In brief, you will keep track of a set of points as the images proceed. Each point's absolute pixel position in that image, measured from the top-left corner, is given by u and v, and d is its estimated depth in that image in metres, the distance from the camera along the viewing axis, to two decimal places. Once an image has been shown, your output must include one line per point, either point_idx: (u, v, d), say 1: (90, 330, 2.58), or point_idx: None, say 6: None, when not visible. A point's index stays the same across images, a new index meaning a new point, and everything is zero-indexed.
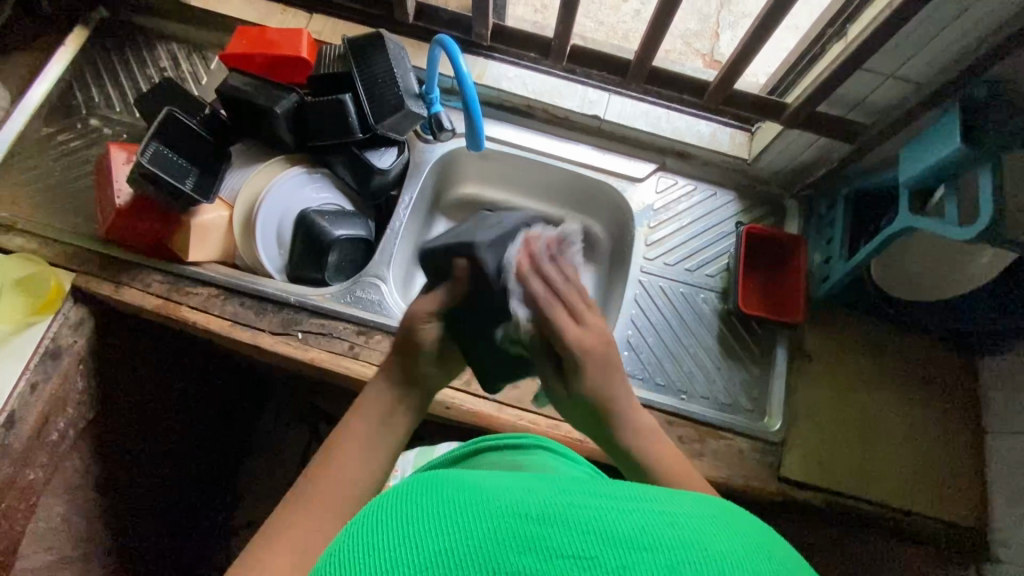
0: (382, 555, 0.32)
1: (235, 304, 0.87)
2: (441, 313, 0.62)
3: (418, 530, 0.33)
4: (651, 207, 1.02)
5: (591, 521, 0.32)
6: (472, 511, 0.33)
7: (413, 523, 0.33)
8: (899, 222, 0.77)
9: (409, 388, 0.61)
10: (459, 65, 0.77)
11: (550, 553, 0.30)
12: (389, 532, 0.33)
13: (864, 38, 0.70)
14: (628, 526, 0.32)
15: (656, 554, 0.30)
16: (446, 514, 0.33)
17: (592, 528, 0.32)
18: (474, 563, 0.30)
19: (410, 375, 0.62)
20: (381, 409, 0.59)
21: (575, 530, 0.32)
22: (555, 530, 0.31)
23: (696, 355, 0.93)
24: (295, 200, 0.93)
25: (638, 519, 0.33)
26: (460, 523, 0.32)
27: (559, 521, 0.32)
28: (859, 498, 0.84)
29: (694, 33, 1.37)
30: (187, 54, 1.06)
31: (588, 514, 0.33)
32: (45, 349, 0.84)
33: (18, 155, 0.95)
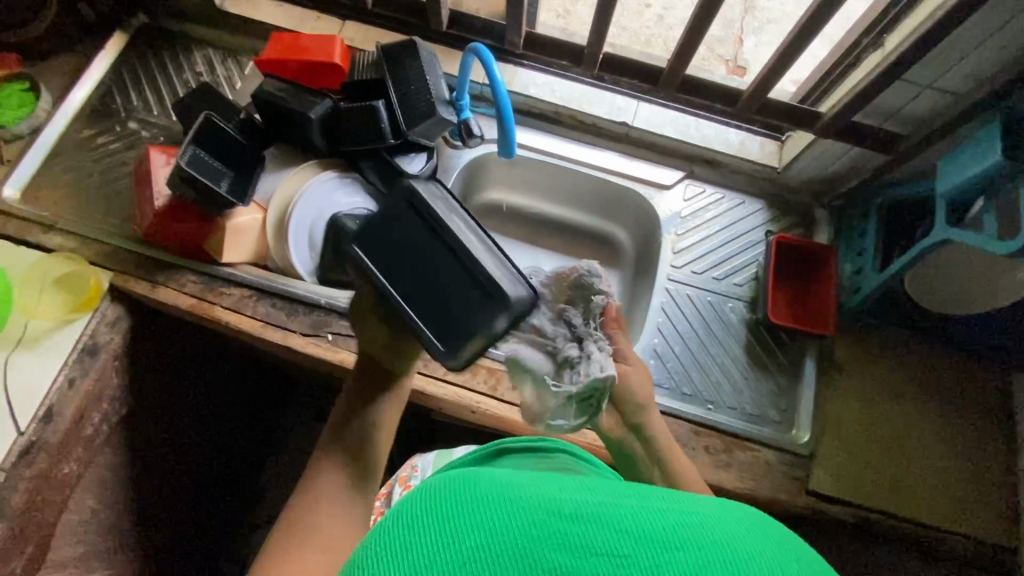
0: (420, 548, 0.32)
1: (267, 305, 0.89)
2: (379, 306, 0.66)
3: (455, 521, 0.33)
4: (678, 214, 1.02)
5: (623, 520, 0.33)
6: (508, 506, 0.34)
7: (445, 519, 0.34)
8: (934, 235, 0.75)
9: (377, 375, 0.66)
10: (493, 72, 0.77)
11: (585, 550, 0.31)
12: (427, 523, 0.34)
13: (904, 49, 0.69)
14: (659, 525, 0.33)
15: (689, 554, 0.31)
16: (483, 506, 0.34)
17: (624, 527, 0.33)
18: (511, 556, 0.31)
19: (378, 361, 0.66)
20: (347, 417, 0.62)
21: (609, 529, 0.33)
22: (588, 527, 0.33)
23: (723, 365, 0.92)
24: (326, 204, 0.93)
25: (667, 518, 0.34)
26: (493, 519, 0.33)
27: (592, 520, 0.33)
28: (890, 515, 0.83)
29: (718, 38, 1.36)
30: (222, 58, 1.08)
31: (619, 514, 0.34)
32: (83, 346, 0.85)
33: (59, 156, 0.98)
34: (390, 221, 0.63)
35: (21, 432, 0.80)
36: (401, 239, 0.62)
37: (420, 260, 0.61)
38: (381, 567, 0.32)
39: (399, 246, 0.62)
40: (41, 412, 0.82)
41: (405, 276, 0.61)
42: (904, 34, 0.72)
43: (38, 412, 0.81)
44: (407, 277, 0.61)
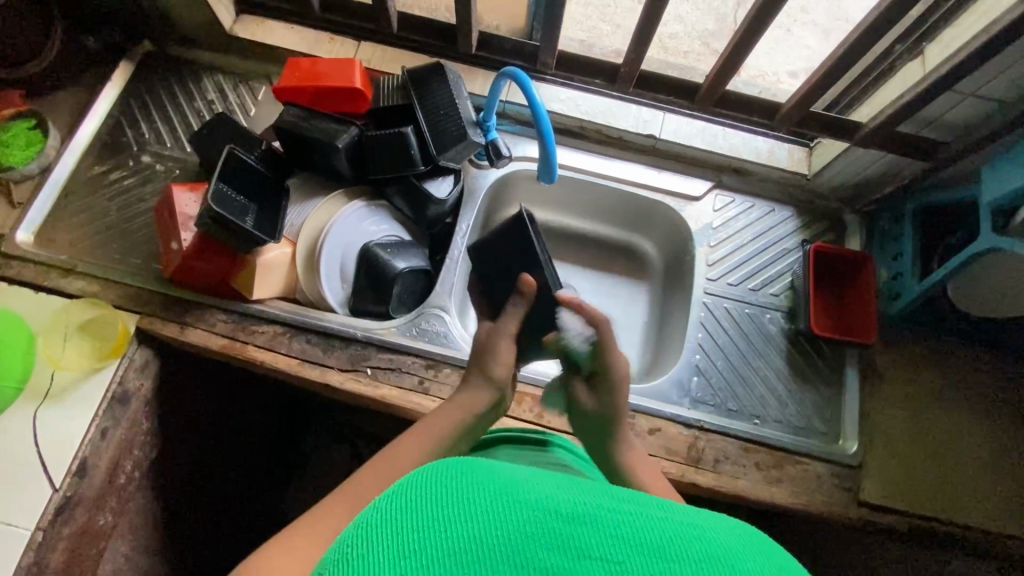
0: (410, 533, 0.31)
1: (301, 341, 0.86)
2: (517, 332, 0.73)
3: (448, 503, 0.32)
4: (710, 226, 1.00)
5: (619, 527, 0.31)
6: (502, 497, 0.32)
7: (443, 506, 0.32)
8: (979, 243, 0.75)
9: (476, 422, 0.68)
10: (533, 93, 0.75)
11: (578, 552, 0.30)
12: (419, 506, 0.32)
13: (954, 62, 0.68)
14: (656, 534, 0.31)
15: (681, 565, 0.30)
16: (475, 494, 0.33)
17: (620, 533, 0.31)
18: (501, 550, 0.30)
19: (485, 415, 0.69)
20: (448, 435, 0.65)
21: (604, 535, 0.31)
22: (583, 529, 0.31)
23: (766, 378, 0.92)
24: (355, 234, 0.92)
25: (666, 528, 0.32)
26: (490, 512, 0.31)
27: (588, 521, 0.31)
28: (941, 521, 0.82)
29: (712, 33, 1.35)
30: (234, 85, 1.05)
31: (617, 517, 0.32)
32: (114, 394, 0.82)
33: (72, 195, 0.95)
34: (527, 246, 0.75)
35: (56, 489, 0.77)
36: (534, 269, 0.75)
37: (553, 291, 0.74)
38: (367, 542, 0.31)
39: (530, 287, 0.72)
40: (75, 466, 0.79)
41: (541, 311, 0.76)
42: (951, 44, 0.70)
43: (72, 466, 0.78)
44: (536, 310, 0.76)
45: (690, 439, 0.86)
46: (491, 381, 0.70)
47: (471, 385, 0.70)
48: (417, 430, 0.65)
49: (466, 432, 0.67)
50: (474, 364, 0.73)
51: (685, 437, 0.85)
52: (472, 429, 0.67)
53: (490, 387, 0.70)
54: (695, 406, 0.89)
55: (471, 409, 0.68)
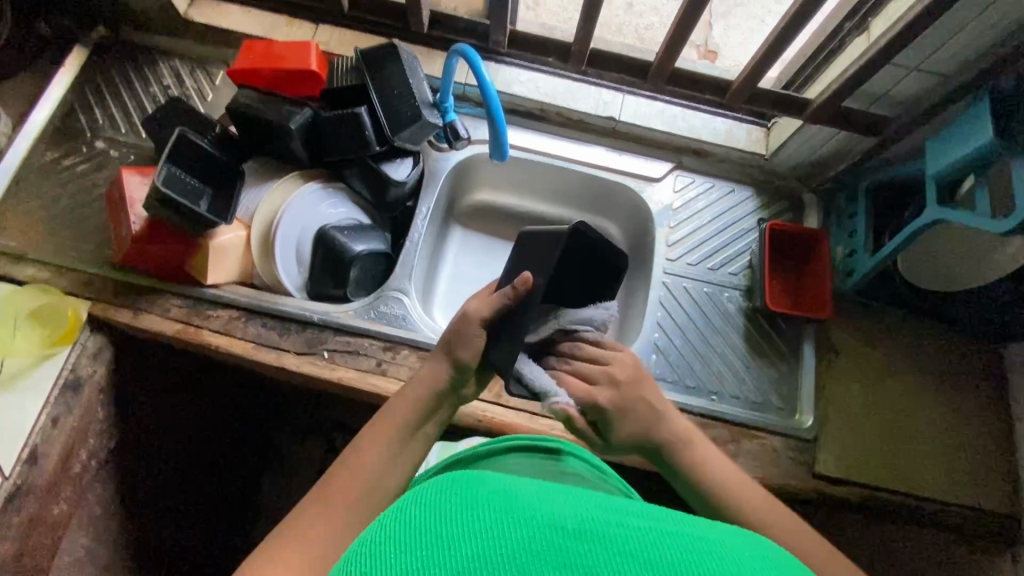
0: (415, 553, 0.30)
1: (257, 325, 0.86)
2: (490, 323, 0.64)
3: (452, 521, 0.32)
4: (670, 207, 1.01)
5: (630, 542, 0.31)
6: (508, 515, 0.32)
7: (447, 526, 0.32)
8: (925, 216, 0.76)
9: (438, 403, 0.64)
10: (481, 72, 0.76)
11: (584, 570, 0.29)
12: (426, 524, 0.32)
13: (894, 34, 0.69)
14: (667, 552, 0.31)
15: None
16: (481, 514, 0.32)
17: (628, 548, 0.31)
18: (509, 570, 0.29)
19: (449, 389, 0.65)
20: (410, 421, 0.62)
21: (615, 551, 0.31)
22: (589, 546, 0.31)
23: (724, 356, 0.93)
24: (311, 217, 0.91)
25: (677, 542, 0.32)
26: (496, 529, 0.31)
27: (597, 537, 0.31)
28: (894, 492, 0.84)
29: None
30: (190, 69, 1.03)
31: (623, 534, 0.32)
32: (65, 381, 0.81)
33: (23, 182, 0.93)
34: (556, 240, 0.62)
35: (6, 477, 0.76)
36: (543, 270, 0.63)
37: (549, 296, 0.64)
38: (370, 561, 0.30)
39: (528, 287, 0.61)
40: (26, 454, 0.77)
41: (511, 330, 0.64)
42: (891, 18, 0.72)
43: (22, 454, 0.77)
44: (508, 318, 0.64)
45: None
46: (456, 360, 0.64)
47: (431, 362, 0.66)
48: (378, 422, 0.62)
49: (433, 415, 0.64)
50: (444, 345, 0.66)
51: None
52: (435, 408, 0.64)
53: (449, 361, 0.65)
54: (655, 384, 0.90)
55: (429, 388, 0.64)
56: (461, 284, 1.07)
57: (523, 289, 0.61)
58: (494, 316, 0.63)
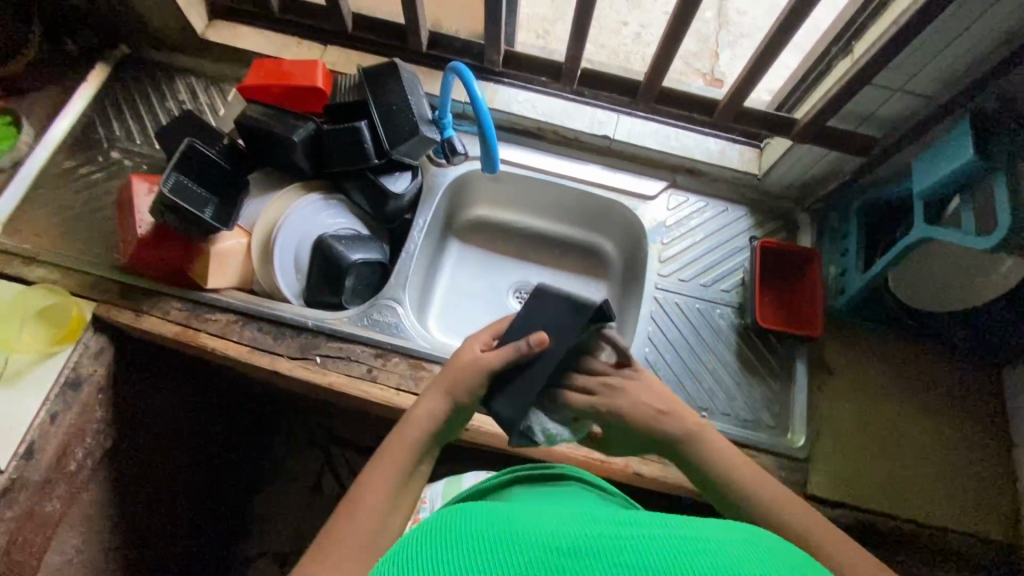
0: None
1: (253, 329, 0.88)
2: (497, 371, 0.65)
3: (449, 562, 0.34)
4: (663, 224, 1.02)
5: (623, 552, 0.33)
6: (504, 551, 0.34)
7: (446, 566, 0.33)
8: (914, 234, 0.75)
9: (435, 441, 0.65)
10: (474, 89, 0.80)
11: None
12: (426, 566, 0.34)
13: (873, 55, 0.71)
14: (659, 554, 0.32)
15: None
16: (477, 553, 0.34)
17: (621, 557, 0.32)
18: None
19: (445, 428, 0.66)
20: (408, 461, 0.62)
21: (609, 562, 0.32)
22: (582, 561, 0.32)
23: (716, 373, 0.92)
24: (311, 226, 0.94)
25: (669, 542, 0.33)
26: (494, 563, 0.33)
27: (591, 552, 0.33)
28: (888, 516, 0.82)
29: (694, 52, 1.39)
30: (205, 86, 1.09)
31: (615, 545, 0.33)
32: (66, 378, 0.84)
33: (40, 188, 0.98)
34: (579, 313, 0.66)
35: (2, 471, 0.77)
36: (560, 335, 0.67)
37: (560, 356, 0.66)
38: None
39: (542, 347, 0.64)
40: (22, 449, 0.79)
41: (520, 380, 0.66)
42: (872, 41, 0.74)
43: (19, 449, 0.79)
44: (518, 369, 0.66)
45: None
46: (456, 400, 0.65)
47: (427, 400, 0.66)
48: (376, 464, 0.61)
49: (429, 451, 0.64)
50: (444, 380, 0.66)
51: None
52: (431, 446, 0.64)
53: (448, 403, 0.65)
54: None
55: (427, 429, 0.64)
56: (457, 297, 1.09)
57: (538, 347, 0.63)
58: (503, 367, 0.65)
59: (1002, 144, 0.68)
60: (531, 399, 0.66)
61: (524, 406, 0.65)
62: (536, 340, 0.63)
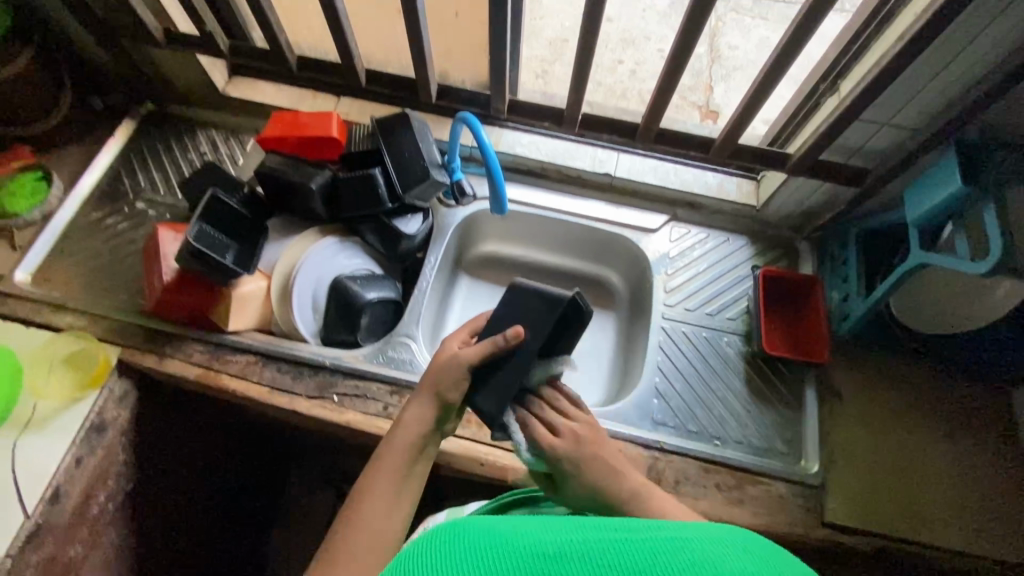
0: None
1: (272, 370, 0.91)
2: (477, 366, 0.68)
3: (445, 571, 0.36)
4: (667, 255, 1.05)
5: (606, 556, 0.35)
6: (495, 563, 0.36)
7: None
8: (911, 260, 0.78)
9: (427, 439, 0.67)
10: (482, 136, 0.85)
11: None
12: None
13: (858, 94, 0.75)
14: (638, 556, 0.34)
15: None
16: (471, 563, 0.37)
17: (603, 560, 0.34)
18: None
19: (435, 427, 0.68)
20: (404, 464, 0.64)
21: (591, 566, 0.34)
22: (567, 566, 0.35)
23: (726, 400, 0.93)
24: (328, 268, 0.98)
25: (649, 544, 0.35)
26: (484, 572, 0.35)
27: (575, 556, 0.35)
28: (905, 542, 0.82)
29: (689, 87, 1.45)
30: (225, 138, 1.14)
31: (599, 549, 0.35)
32: (91, 423, 0.86)
33: (69, 239, 1.02)
34: (551, 304, 0.70)
35: (27, 516, 0.78)
36: (534, 326, 0.70)
37: (537, 348, 0.69)
38: None
39: (518, 339, 0.68)
40: (48, 494, 0.80)
41: (499, 373, 0.70)
42: (856, 80, 0.78)
43: (44, 494, 0.80)
44: (498, 362, 0.70)
45: (650, 460, 0.87)
46: (443, 399, 0.68)
47: (414, 405, 0.68)
48: (375, 468, 0.64)
49: (423, 452, 0.67)
50: (431, 378, 0.70)
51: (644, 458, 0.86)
52: (424, 447, 0.67)
53: (436, 402, 0.68)
54: (656, 428, 0.91)
55: (419, 430, 0.67)
56: None
57: (514, 340, 0.67)
58: (483, 361, 0.68)
59: (989, 173, 0.71)
60: (511, 394, 0.69)
61: (504, 400, 0.69)
62: (513, 334, 0.67)
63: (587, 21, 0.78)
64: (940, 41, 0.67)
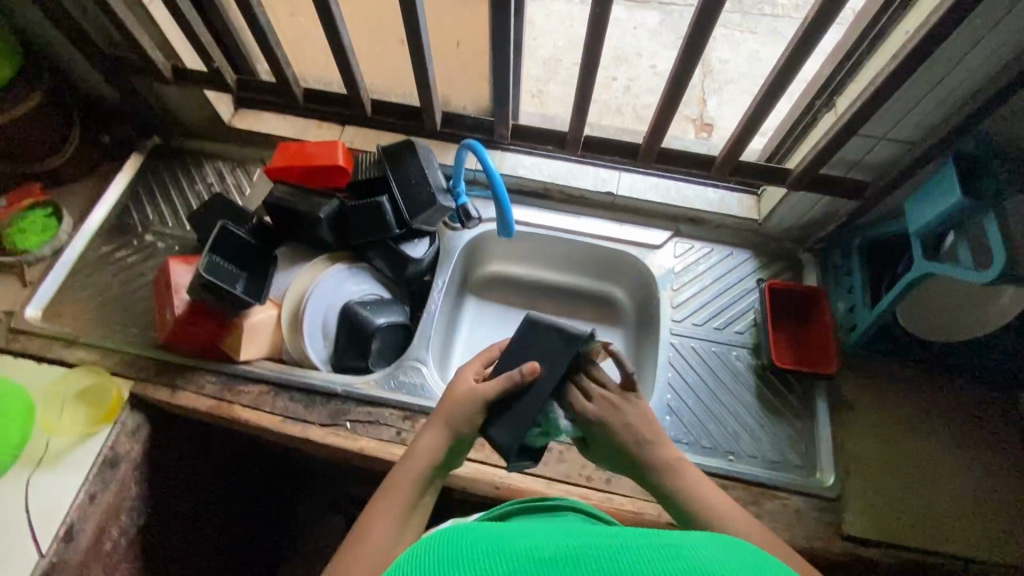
0: None
1: (285, 399, 0.91)
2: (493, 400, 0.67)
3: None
4: (672, 271, 1.06)
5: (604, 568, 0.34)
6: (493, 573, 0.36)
7: None
8: (915, 269, 0.79)
9: (437, 471, 0.67)
10: (487, 161, 0.86)
11: None
12: None
13: (855, 111, 0.77)
14: (635, 566, 0.34)
15: None
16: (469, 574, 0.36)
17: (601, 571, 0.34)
18: None
19: (447, 459, 0.68)
20: (413, 495, 0.65)
21: None
22: None
23: (738, 414, 0.94)
24: (338, 295, 0.99)
25: (645, 554, 0.35)
26: None
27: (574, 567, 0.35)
28: (924, 552, 0.82)
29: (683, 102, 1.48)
30: (231, 169, 1.16)
31: (597, 561, 0.35)
32: (104, 458, 0.85)
33: (79, 273, 1.03)
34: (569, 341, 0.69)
35: (42, 555, 0.78)
36: (551, 364, 0.69)
37: (554, 385, 0.68)
38: None
39: (534, 375, 0.66)
40: (62, 531, 0.80)
41: (514, 408, 0.67)
42: (852, 98, 0.80)
43: (59, 532, 0.79)
44: (515, 398, 0.68)
45: None
46: (458, 433, 0.67)
47: (427, 435, 0.68)
48: (384, 496, 0.64)
49: (432, 483, 0.67)
50: (444, 410, 0.69)
51: None
52: (434, 478, 0.67)
53: (450, 435, 0.67)
54: None
55: (431, 462, 0.67)
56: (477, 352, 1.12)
57: (530, 376, 0.66)
58: (498, 396, 0.67)
59: (989, 182, 0.72)
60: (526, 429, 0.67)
61: (519, 436, 0.66)
62: (529, 369, 0.66)
63: (589, 47, 0.80)
64: (934, 57, 0.69)
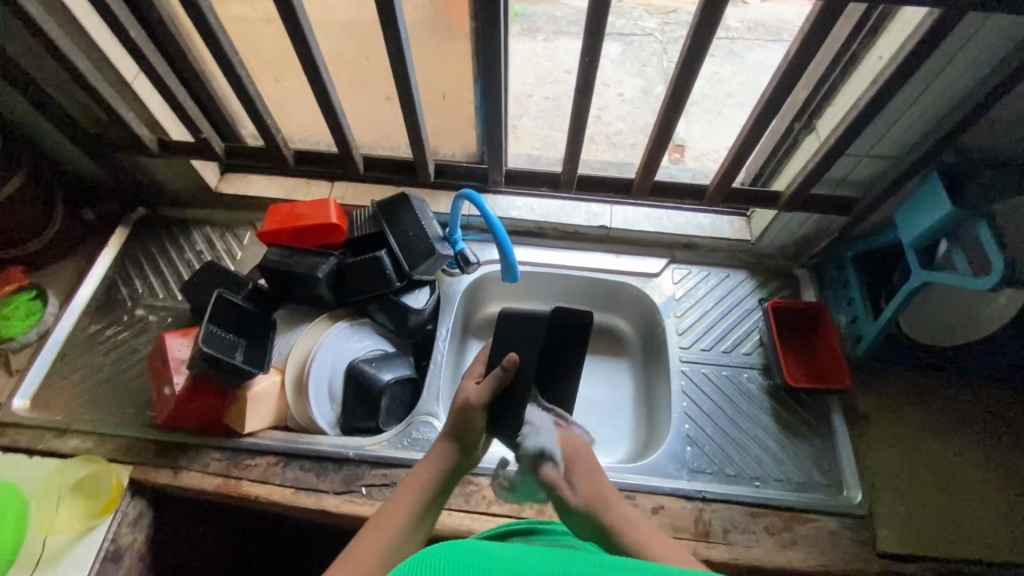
0: None
1: (294, 469, 0.88)
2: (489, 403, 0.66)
3: None
4: (673, 297, 1.07)
5: None
6: None
7: None
8: (914, 280, 0.81)
9: (449, 477, 0.67)
10: (485, 207, 0.86)
11: None
12: None
13: (839, 136, 0.79)
14: None
15: None
16: None
17: None
18: None
19: (458, 466, 0.68)
20: (421, 500, 0.64)
21: None
22: None
23: (757, 438, 0.93)
24: (341, 353, 0.96)
25: None
26: None
27: None
28: (960, 561, 0.81)
29: None
30: (220, 234, 1.14)
31: None
32: (106, 553, 0.80)
33: (66, 356, 0.99)
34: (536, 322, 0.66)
35: None
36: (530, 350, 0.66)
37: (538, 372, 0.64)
38: None
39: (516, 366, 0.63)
40: None
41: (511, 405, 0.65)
42: (834, 122, 0.83)
43: None
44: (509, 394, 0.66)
45: (696, 512, 0.85)
46: (465, 438, 0.67)
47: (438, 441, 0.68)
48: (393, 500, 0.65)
49: (442, 491, 0.66)
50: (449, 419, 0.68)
51: (689, 511, 0.85)
52: (446, 485, 0.67)
53: (458, 442, 0.67)
54: (694, 476, 0.89)
55: (441, 468, 0.67)
56: None
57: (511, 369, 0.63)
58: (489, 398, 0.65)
59: (975, 191, 0.74)
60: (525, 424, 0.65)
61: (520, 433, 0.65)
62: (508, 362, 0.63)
63: (579, 91, 0.82)
64: (911, 80, 0.72)
